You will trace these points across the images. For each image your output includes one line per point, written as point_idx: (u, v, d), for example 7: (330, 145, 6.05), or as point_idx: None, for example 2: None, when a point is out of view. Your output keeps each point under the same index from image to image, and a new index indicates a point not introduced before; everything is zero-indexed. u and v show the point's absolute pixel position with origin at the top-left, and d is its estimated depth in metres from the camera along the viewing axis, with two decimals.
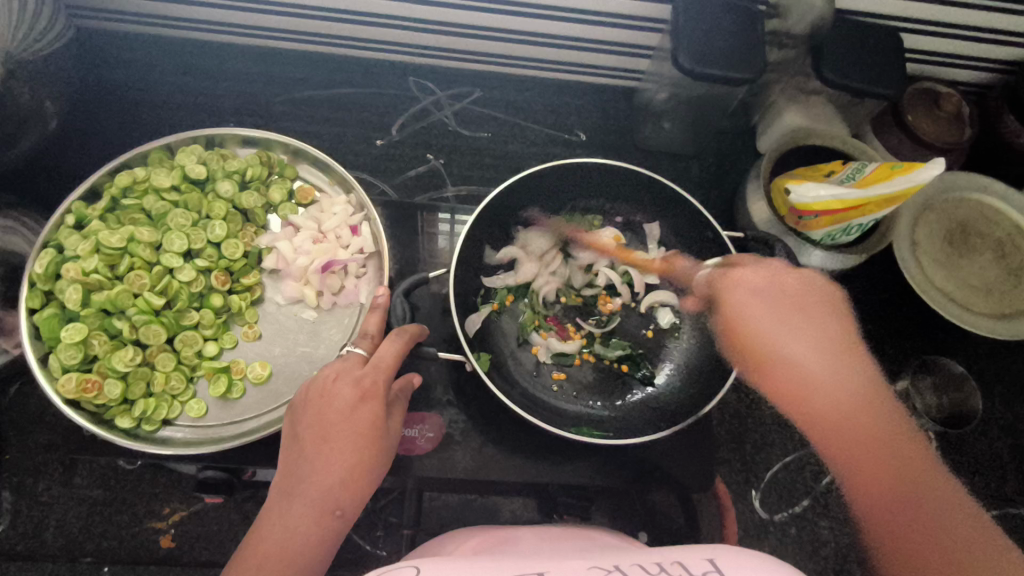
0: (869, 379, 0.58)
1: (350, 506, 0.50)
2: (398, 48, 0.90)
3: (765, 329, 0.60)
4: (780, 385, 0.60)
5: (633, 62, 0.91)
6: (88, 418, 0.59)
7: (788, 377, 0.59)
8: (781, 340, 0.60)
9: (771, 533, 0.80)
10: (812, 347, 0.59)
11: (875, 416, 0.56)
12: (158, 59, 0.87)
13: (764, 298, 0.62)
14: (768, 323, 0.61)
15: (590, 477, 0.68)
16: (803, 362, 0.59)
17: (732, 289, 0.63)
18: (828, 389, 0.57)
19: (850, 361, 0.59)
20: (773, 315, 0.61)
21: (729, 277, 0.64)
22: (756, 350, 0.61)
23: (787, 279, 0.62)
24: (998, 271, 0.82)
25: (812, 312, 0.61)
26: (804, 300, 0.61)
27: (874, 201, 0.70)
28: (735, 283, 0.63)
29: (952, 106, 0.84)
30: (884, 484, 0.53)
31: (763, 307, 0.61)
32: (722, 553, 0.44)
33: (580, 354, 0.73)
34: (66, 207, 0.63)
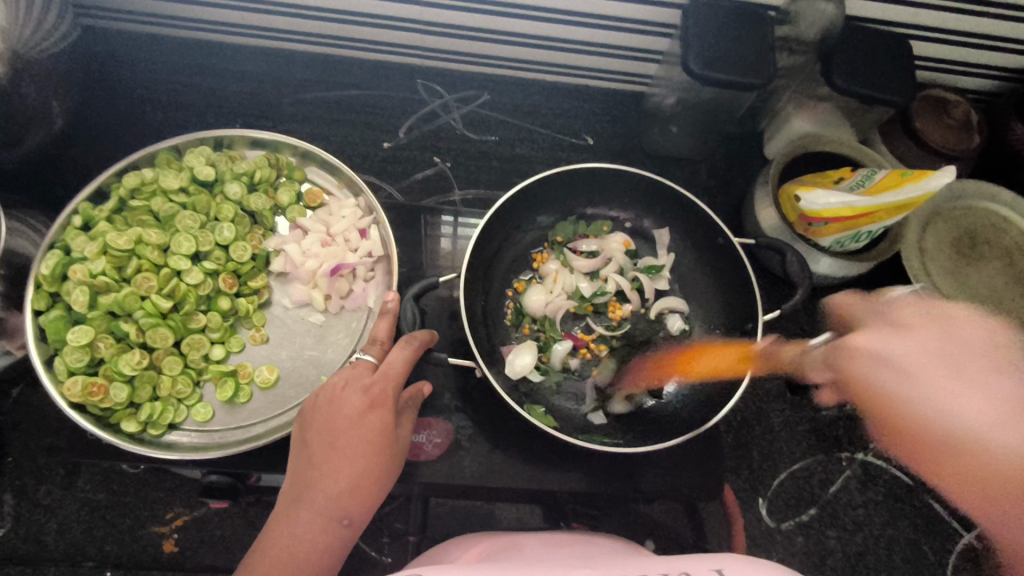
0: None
1: (359, 514, 0.49)
2: (406, 50, 0.89)
3: (905, 388, 0.60)
4: (943, 451, 0.55)
5: (642, 66, 0.91)
6: (93, 421, 0.58)
7: (921, 434, 0.57)
8: (947, 405, 0.56)
9: (779, 543, 0.79)
10: (983, 406, 0.54)
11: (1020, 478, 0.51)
12: (166, 59, 0.87)
13: (900, 359, 0.61)
14: (906, 379, 0.60)
15: (598, 485, 0.67)
16: (974, 429, 0.53)
17: (863, 355, 0.65)
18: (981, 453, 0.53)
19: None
20: (902, 372, 0.61)
21: (853, 347, 0.68)
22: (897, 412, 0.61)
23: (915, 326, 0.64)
24: (1006, 280, 0.81)
25: (982, 362, 0.57)
26: (969, 362, 0.57)
27: (886, 209, 0.69)
28: (857, 348, 0.67)
29: (961, 114, 0.85)
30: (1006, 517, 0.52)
31: (888, 363, 0.63)
32: (730, 563, 0.44)
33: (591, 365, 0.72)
34: (73, 207, 0.63)
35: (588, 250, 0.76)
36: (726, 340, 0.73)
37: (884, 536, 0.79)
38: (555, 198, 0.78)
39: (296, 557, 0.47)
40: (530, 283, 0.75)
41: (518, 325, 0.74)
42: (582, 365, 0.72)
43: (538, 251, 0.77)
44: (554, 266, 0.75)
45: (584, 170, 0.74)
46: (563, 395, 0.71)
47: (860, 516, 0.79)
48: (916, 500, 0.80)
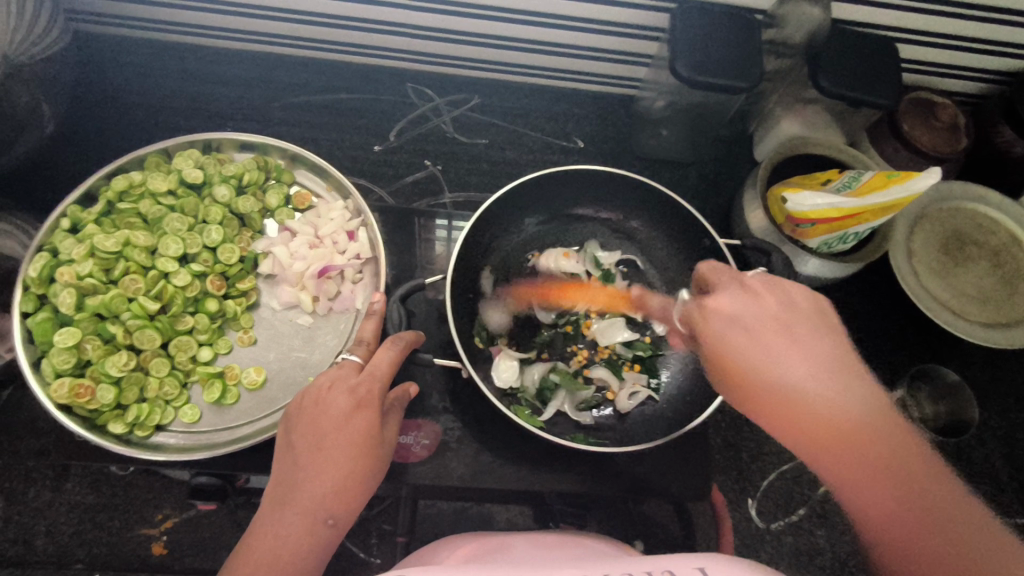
0: (870, 395, 0.43)
1: (344, 514, 0.49)
2: (397, 55, 0.90)
3: (752, 360, 0.46)
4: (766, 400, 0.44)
5: (630, 70, 0.91)
6: (79, 423, 0.58)
7: (774, 410, 0.44)
8: (783, 371, 0.44)
9: (768, 542, 0.79)
10: (817, 369, 0.44)
11: (886, 438, 0.41)
12: (156, 62, 0.87)
13: (752, 326, 0.47)
14: (756, 350, 0.46)
15: (587, 486, 0.68)
16: (812, 393, 0.43)
17: (716, 319, 0.49)
18: (855, 435, 0.41)
19: (849, 380, 0.44)
20: (767, 342, 0.46)
21: (707, 307, 0.50)
22: (752, 385, 0.45)
23: (759, 289, 0.49)
24: (993, 280, 0.82)
25: (802, 330, 0.46)
26: (789, 316, 0.47)
27: (872, 209, 0.70)
28: (711, 309, 0.49)
29: (947, 117, 0.86)
30: (888, 514, 0.39)
31: (743, 322, 0.47)
32: (714, 562, 0.44)
33: (581, 370, 0.73)
34: (62, 210, 0.63)
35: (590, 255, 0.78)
36: None
37: None
38: (544, 200, 0.78)
39: (282, 561, 0.46)
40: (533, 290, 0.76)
41: (479, 334, 0.71)
42: (575, 370, 0.73)
43: (532, 252, 0.78)
44: (547, 275, 0.77)
45: (574, 172, 0.75)
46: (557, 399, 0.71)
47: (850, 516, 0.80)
48: None
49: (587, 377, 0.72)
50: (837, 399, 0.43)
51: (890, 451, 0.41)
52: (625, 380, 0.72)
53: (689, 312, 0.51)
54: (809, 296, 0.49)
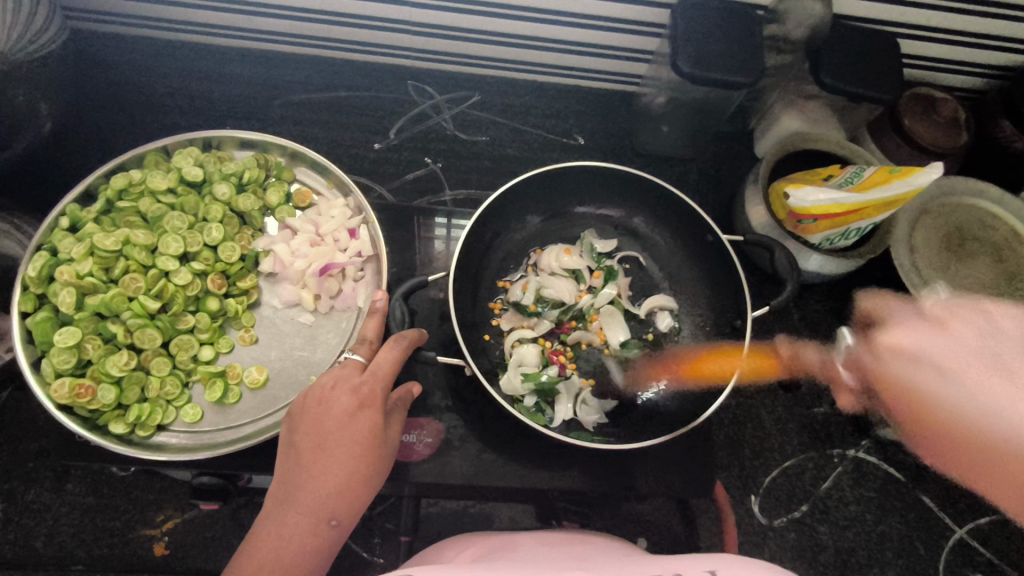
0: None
1: (346, 515, 0.49)
2: (396, 52, 0.90)
3: (937, 386, 0.52)
4: (932, 423, 0.53)
5: (631, 66, 0.91)
6: (81, 424, 0.58)
7: (937, 418, 0.52)
8: (985, 403, 0.48)
9: (771, 540, 0.79)
10: (998, 392, 0.47)
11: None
12: (155, 60, 0.87)
13: (940, 364, 0.52)
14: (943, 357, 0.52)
15: (591, 483, 0.68)
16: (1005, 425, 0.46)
17: (902, 356, 0.57)
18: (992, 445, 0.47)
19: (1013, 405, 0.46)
20: (930, 368, 0.53)
21: (891, 343, 0.61)
22: (923, 400, 0.54)
23: (998, 320, 0.52)
24: (995, 275, 0.82)
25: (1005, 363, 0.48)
26: (1019, 348, 0.48)
27: (875, 205, 0.70)
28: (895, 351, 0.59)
29: (949, 111, 0.85)
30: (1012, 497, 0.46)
31: (923, 347, 0.54)
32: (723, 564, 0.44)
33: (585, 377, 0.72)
34: (61, 209, 0.62)
35: (590, 252, 0.76)
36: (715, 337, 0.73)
37: (876, 532, 0.79)
38: (545, 197, 0.78)
39: (285, 561, 0.46)
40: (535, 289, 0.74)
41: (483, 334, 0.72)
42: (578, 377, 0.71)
43: (533, 251, 0.77)
44: (547, 274, 0.75)
45: (576, 168, 0.75)
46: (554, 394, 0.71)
47: (853, 512, 0.80)
48: (908, 495, 0.80)
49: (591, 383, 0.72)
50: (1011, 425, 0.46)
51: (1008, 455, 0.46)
52: (619, 376, 0.72)
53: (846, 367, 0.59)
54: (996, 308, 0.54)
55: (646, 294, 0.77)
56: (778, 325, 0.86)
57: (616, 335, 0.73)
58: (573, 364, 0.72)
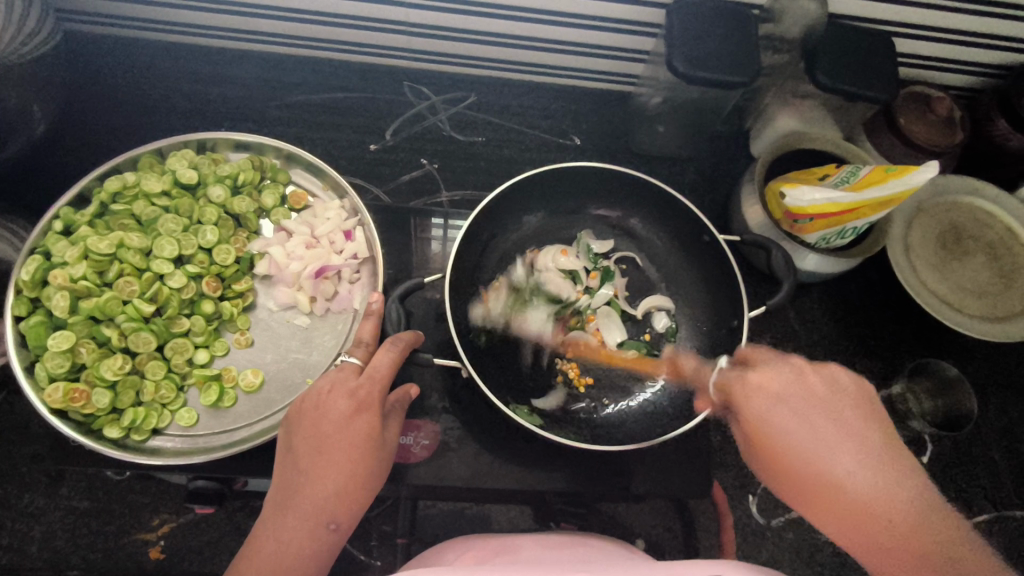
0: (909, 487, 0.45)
1: (345, 518, 0.49)
2: (391, 53, 0.90)
3: (805, 445, 0.47)
4: (807, 494, 0.47)
5: (627, 66, 0.91)
6: (75, 428, 0.57)
7: (813, 488, 0.46)
8: (843, 463, 0.46)
9: (769, 539, 0.79)
10: (862, 460, 0.46)
11: (933, 531, 0.43)
12: (148, 62, 0.87)
13: (804, 425, 0.48)
14: (815, 436, 0.48)
15: (589, 484, 0.67)
16: (851, 479, 0.45)
17: (760, 400, 0.51)
18: (874, 510, 0.44)
19: (887, 471, 0.45)
20: (803, 425, 0.48)
21: (749, 381, 0.52)
22: (789, 464, 0.48)
23: (811, 376, 0.51)
24: (991, 274, 0.82)
25: (851, 424, 0.48)
26: (844, 403, 0.50)
27: (871, 204, 0.70)
28: (755, 389, 0.51)
29: (944, 109, 0.84)
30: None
31: (792, 415, 0.49)
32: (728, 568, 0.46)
33: (581, 377, 0.71)
34: (54, 212, 0.62)
35: (586, 252, 0.77)
36: (713, 337, 0.73)
37: None
38: (542, 197, 0.78)
39: (283, 565, 0.46)
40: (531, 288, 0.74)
41: (478, 337, 0.70)
42: (576, 377, 0.71)
43: (530, 248, 0.77)
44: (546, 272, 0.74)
45: (572, 168, 0.75)
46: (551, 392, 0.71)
47: None
48: None
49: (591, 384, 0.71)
50: (878, 489, 0.44)
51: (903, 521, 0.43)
52: (619, 377, 0.72)
53: (730, 386, 0.53)
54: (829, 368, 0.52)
55: (644, 294, 0.77)
56: (775, 325, 0.86)
57: (615, 335, 0.74)
58: (573, 364, 0.71)
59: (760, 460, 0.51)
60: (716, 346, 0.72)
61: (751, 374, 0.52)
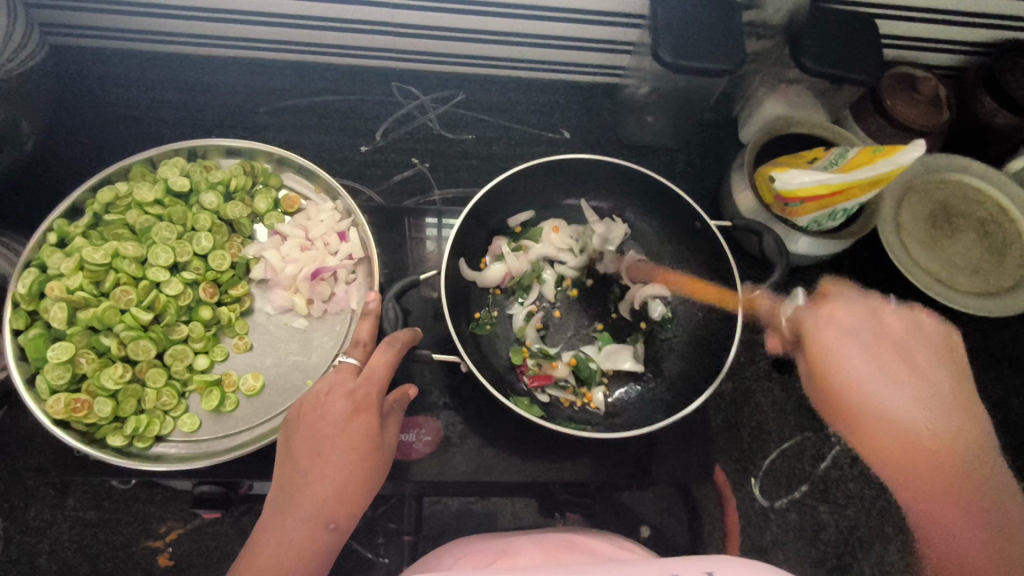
0: (961, 420, 0.60)
1: (346, 518, 0.49)
2: (378, 54, 0.90)
3: (866, 383, 0.62)
4: (882, 440, 0.60)
5: (613, 58, 0.91)
6: (79, 438, 0.58)
7: (885, 434, 0.60)
8: (885, 394, 0.61)
9: (772, 520, 0.80)
10: (915, 394, 0.61)
11: (953, 467, 0.58)
12: (135, 73, 0.87)
13: (872, 356, 0.63)
14: (866, 373, 0.62)
15: (591, 473, 0.68)
16: (910, 418, 0.60)
17: (830, 331, 0.65)
18: (933, 449, 0.58)
19: (944, 411, 0.60)
20: (874, 364, 0.62)
21: (823, 317, 0.66)
22: (851, 402, 0.63)
23: (885, 318, 0.65)
24: (982, 249, 0.83)
25: (913, 359, 0.63)
26: (908, 340, 0.65)
27: (860, 185, 0.70)
28: (826, 322, 0.66)
29: (929, 91, 0.85)
30: (954, 521, 0.57)
31: (857, 349, 0.63)
32: (721, 564, 0.46)
33: (580, 392, 0.70)
34: (48, 225, 0.62)
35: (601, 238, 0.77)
36: (708, 322, 0.73)
37: (876, 508, 0.80)
38: (534, 191, 0.78)
39: (283, 563, 0.46)
40: (529, 279, 0.75)
41: (480, 331, 0.72)
42: (571, 391, 0.70)
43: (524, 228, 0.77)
44: (547, 260, 0.76)
45: (563, 161, 0.75)
46: (546, 401, 0.69)
47: (852, 490, 0.81)
48: None
49: (586, 399, 0.70)
50: (931, 425, 0.59)
51: (953, 464, 0.58)
52: (591, 379, 0.70)
53: (804, 321, 0.68)
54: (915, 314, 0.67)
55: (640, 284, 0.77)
56: None
57: (589, 342, 0.74)
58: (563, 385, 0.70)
59: (810, 376, 0.67)
60: (711, 332, 0.72)
61: (824, 308, 0.67)
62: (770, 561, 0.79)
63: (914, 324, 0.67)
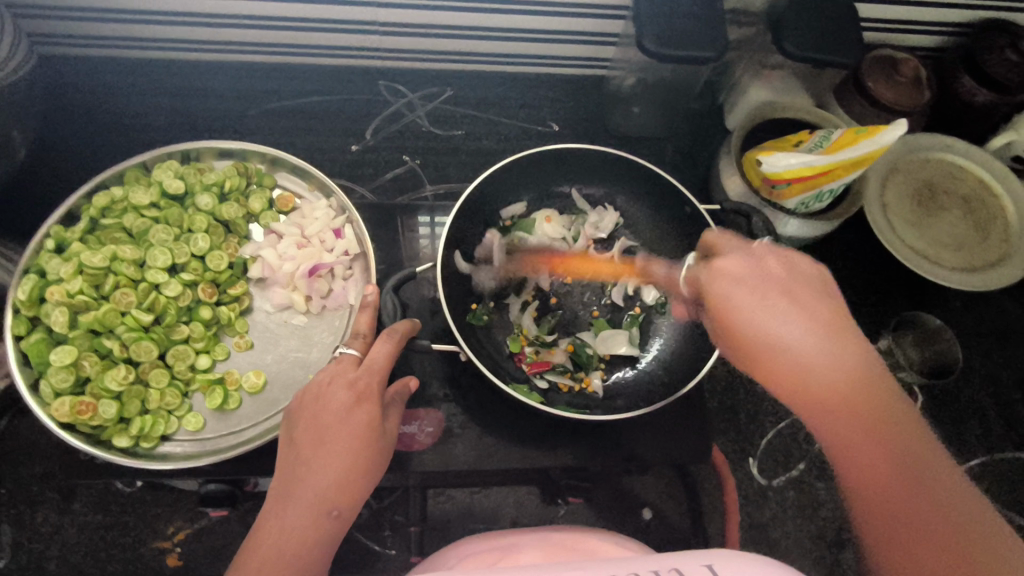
0: (854, 353, 0.44)
1: (348, 506, 0.49)
2: (365, 53, 0.90)
3: (753, 328, 0.46)
4: (784, 381, 0.44)
5: (598, 50, 0.92)
6: (85, 440, 0.58)
7: (786, 371, 0.44)
8: (787, 337, 0.45)
9: (771, 498, 0.82)
10: (807, 328, 0.45)
11: (864, 409, 0.41)
12: (125, 80, 0.87)
13: (765, 297, 0.47)
14: (757, 315, 0.46)
15: (592, 458, 0.69)
16: (794, 344, 0.44)
17: (725, 281, 0.48)
18: (798, 372, 0.43)
19: (847, 343, 0.44)
20: (761, 305, 0.46)
21: (717, 269, 0.49)
22: (778, 364, 0.44)
23: (766, 259, 0.49)
24: (966, 226, 0.84)
25: (804, 301, 0.46)
26: (789, 283, 0.47)
27: (843, 166, 0.72)
28: (719, 274, 0.49)
29: (910, 71, 0.86)
30: (883, 491, 0.40)
31: (748, 296, 0.47)
32: (720, 556, 0.39)
33: (580, 379, 0.71)
34: (44, 231, 0.62)
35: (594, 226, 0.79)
36: None
37: None
38: (526, 183, 0.79)
39: (286, 552, 0.45)
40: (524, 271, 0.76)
41: (480, 326, 0.72)
42: (571, 377, 0.72)
43: (517, 220, 0.78)
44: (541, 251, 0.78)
45: (553, 151, 0.76)
46: (544, 389, 0.70)
47: None
48: None
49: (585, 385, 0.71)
50: (827, 357, 0.43)
51: (857, 401, 0.42)
52: (589, 365, 0.72)
53: (697, 278, 0.50)
54: (806, 267, 0.49)
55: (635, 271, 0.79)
56: None
57: (584, 329, 0.75)
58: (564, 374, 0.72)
59: (731, 349, 0.48)
60: None
61: (722, 253, 0.51)
62: (771, 537, 0.80)
63: (783, 264, 0.49)
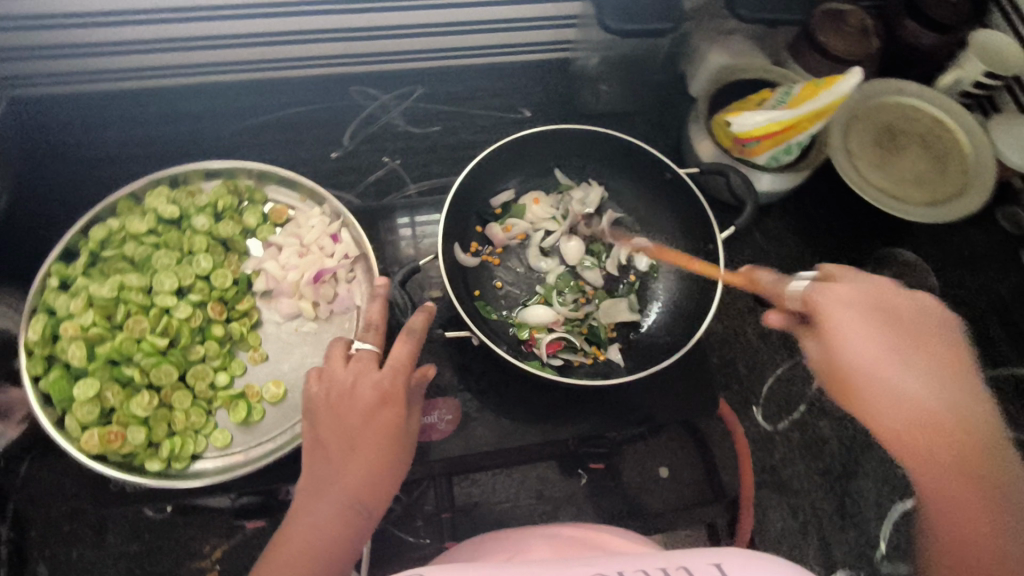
0: (966, 399, 0.49)
1: (374, 502, 0.51)
2: (334, 61, 0.91)
3: (866, 361, 0.49)
4: (887, 416, 0.48)
5: (561, 33, 0.94)
6: (118, 468, 0.60)
7: (884, 405, 0.48)
8: (890, 373, 0.49)
9: (778, 441, 0.86)
10: (917, 370, 0.49)
11: (948, 448, 0.47)
12: (96, 115, 0.87)
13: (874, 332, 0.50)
14: (868, 348, 0.49)
15: (607, 424, 0.72)
16: (906, 386, 0.48)
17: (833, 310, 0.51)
18: (913, 415, 0.48)
19: (958, 388, 0.49)
20: (871, 339, 0.50)
21: (834, 297, 0.52)
22: (870, 394, 0.49)
23: (885, 293, 0.52)
24: (927, 163, 0.89)
25: (916, 337, 0.50)
26: (905, 318, 0.51)
27: (807, 119, 0.75)
28: (835, 300, 0.52)
29: (856, 22, 0.90)
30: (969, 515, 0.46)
31: (862, 327, 0.50)
32: (726, 556, 0.44)
33: (591, 351, 0.73)
34: (46, 270, 0.63)
35: (582, 203, 0.81)
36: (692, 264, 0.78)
37: None
38: (508, 170, 0.81)
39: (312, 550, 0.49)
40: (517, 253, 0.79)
41: (487, 313, 0.74)
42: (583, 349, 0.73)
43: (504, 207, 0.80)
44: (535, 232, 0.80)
45: (531, 135, 0.78)
46: (559, 363, 0.72)
47: None
48: None
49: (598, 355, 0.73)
50: (932, 396, 0.48)
51: (962, 440, 0.47)
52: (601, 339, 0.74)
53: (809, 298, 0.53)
54: (921, 301, 0.53)
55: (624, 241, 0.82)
56: (743, 247, 0.94)
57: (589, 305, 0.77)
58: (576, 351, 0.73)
59: (821, 365, 0.52)
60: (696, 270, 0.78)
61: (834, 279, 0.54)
62: (782, 477, 0.85)
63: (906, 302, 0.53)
